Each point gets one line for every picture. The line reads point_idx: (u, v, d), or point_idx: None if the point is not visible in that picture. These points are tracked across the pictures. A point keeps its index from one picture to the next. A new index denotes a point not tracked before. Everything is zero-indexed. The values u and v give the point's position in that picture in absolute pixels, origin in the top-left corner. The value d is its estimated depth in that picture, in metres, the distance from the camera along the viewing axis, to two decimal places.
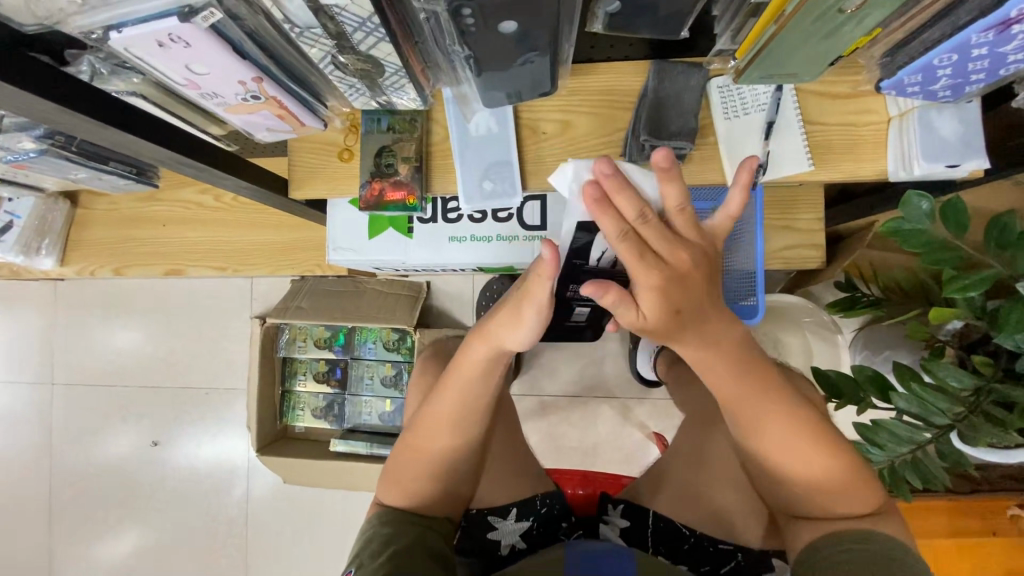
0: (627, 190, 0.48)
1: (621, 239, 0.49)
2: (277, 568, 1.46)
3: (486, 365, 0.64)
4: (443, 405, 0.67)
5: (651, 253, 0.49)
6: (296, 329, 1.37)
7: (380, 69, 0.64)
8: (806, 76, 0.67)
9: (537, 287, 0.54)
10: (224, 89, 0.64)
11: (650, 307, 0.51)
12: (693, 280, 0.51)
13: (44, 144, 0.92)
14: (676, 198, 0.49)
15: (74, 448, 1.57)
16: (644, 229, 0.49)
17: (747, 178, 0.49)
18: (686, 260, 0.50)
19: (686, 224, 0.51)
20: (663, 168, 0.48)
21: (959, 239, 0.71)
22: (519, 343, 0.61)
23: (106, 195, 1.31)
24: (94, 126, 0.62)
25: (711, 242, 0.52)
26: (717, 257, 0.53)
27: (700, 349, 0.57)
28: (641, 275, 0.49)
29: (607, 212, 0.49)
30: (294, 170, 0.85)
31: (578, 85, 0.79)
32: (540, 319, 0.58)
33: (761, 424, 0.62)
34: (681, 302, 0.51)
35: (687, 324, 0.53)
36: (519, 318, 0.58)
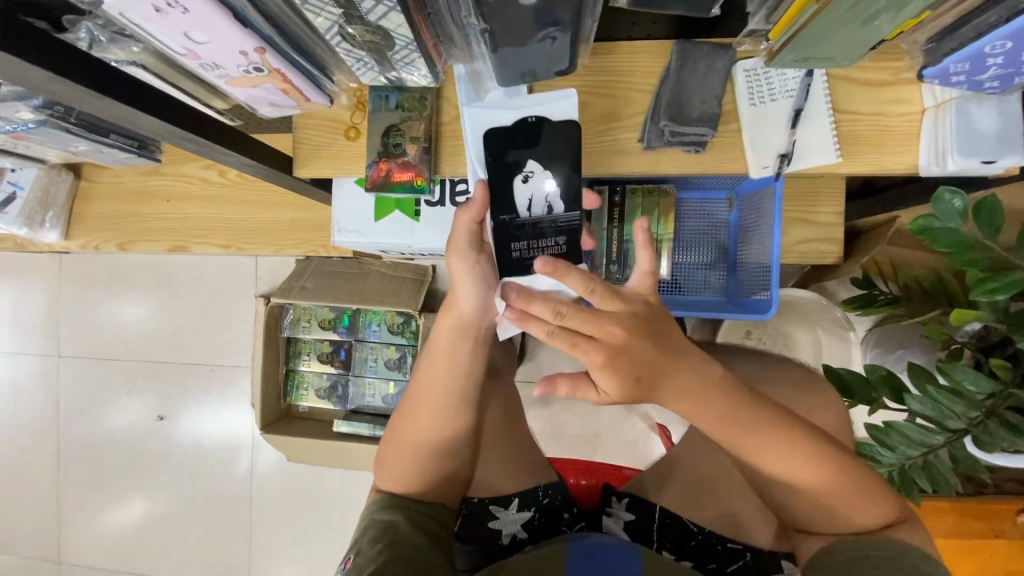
0: (536, 297, 0.53)
1: (552, 339, 0.53)
2: (281, 542, 1.48)
3: (453, 340, 0.65)
4: (428, 393, 0.67)
5: (582, 340, 0.52)
6: (301, 310, 1.36)
7: (389, 41, 0.61)
8: (845, 60, 0.62)
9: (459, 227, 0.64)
10: (225, 60, 0.61)
11: (608, 385, 0.53)
12: (637, 346, 0.52)
13: (43, 114, 0.90)
14: (581, 285, 0.52)
15: (81, 420, 1.59)
16: (567, 323, 0.53)
17: (644, 238, 0.51)
18: (619, 332, 0.51)
19: (605, 297, 0.52)
20: (553, 270, 0.52)
21: (991, 239, 0.68)
22: (467, 303, 0.64)
23: (109, 168, 1.29)
24: (92, 97, 0.59)
25: (637, 303, 0.53)
26: (652, 310, 0.54)
27: (684, 401, 0.56)
28: (586, 362, 0.52)
29: (531, 322, 0.54)
30: (299, 147, 0.82)
31: (597, 64, 0.75)
32: (474, 271, 0.64)
33: (759, 457, 0.60)
34: (637, 369, 0.52)
35: (655, 384, 0.54)
36: (453, 272, 0.65)
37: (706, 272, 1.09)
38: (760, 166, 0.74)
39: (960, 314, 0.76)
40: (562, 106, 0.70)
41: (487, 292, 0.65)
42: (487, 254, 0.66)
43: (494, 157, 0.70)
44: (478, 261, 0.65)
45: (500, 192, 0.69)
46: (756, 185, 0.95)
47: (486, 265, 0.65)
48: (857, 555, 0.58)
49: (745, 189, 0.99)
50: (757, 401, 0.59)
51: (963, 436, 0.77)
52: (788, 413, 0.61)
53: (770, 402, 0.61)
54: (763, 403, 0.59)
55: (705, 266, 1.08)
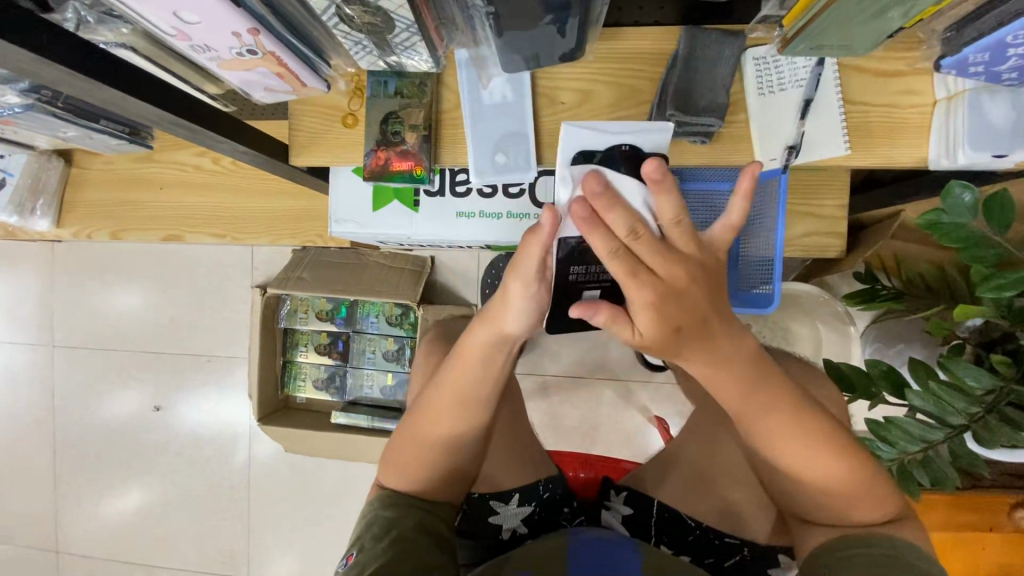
0: (617, 205, 0.46)
1: (613, 256, 0.47)
2: (280, 532, 1.48)
3: (488, 353, 0.63)
4: (450, 395, 0.65)
5: (644, 270, 0.47)
6: (298, 300, 1.35)
7: (390, 24, 0.59)
8: (858, 46, 0.61)
9: (528, 253, 0.53)
10: (217, 42, 0.58)
11: (647, 325, 0.48)
12: (692, 295, 0.48)
13: (30, 98, 0.88)
14: (669, 210, 0.47)
15: (76, 409, 1.58)
16: (635, 246, 0.47)
17: (750, 185, 0.47)
18: (683, 275, 0.47)
19: (684, 236, 0.48)
20: (656, 180, 0.46)
21: (1000, 235, 0.67)
22: (511, 325, 0.60)
23: (100, 154, 1.26)
24: (79, 81, 0.56)
25: (710, 255, 0.50)
26: (718, 267, 0.51)
27: (707, 366, 0.54)
28: (634, 292, 0.47)
29: (597, 231, 0.46)
30: (295, 134, 0.80)
31: (604, 50, 0.73)
32: (531, 295, 0.57)
33: (771, 434, 0.60)
34: (680, 320, 0.49)
35: (687, 343, 0.51)
36: (507, 293, 0.57)
37: None
38: (767, 158, 0.73)
39: (964, 311, 0.75)
40: (656, 138, 0.63)
41: (535, 317, 0.60)
42: (548, 286, 0.58)
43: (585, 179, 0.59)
44: (539, 291, 0.57)
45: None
46: (761, 177, 0.94)
47: (546, 292, 0.58)
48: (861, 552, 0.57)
49: (749, 181, 0.98)
50: (778, 379, 0.58)
51: (963, 432, 0.77)
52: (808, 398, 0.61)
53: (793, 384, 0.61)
54: (784, 384, 0.59)
55: None
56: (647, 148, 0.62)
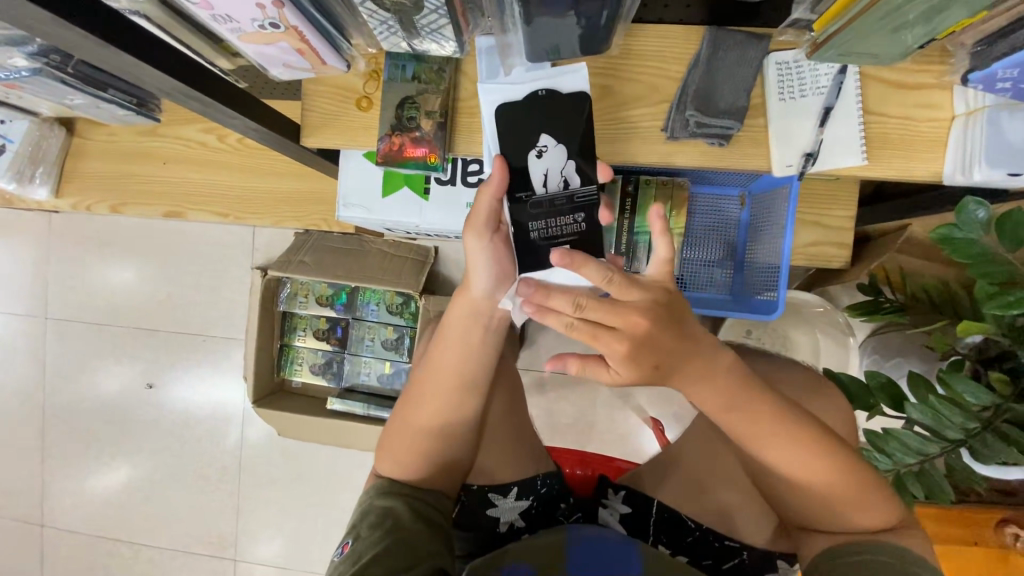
0: (551, 291, 0.53)
1: (571, 330, 0.53)
2: (270, 515, 1.48)
3: (466, 324, 0.66)
4: (434, 373, 0.68)
5: (602, 331, 0.52)
6: (298, 284, 1.34)
7: (418, 5, 0.58)
8: (890, 56, 0.60)
9: (480, 204, 0.63)
10: (240, 13, 0.57)
11: (626, 370, 0.53)
12: (658, 331, 0.52)
13: (37, 62, 0.86)
14: (598, 276, 0.51)
15: (67, 383, 1.56)
16: (586, 315, 0.52)
17: (660, 225, 0.50)
18: (640, 323, 0.51)
19: (623, 288, 0.52)
20: (571, 262, 0.51)
21: (1010, 252, 0.66)
22: (481, 286, 0.64)
23: (104, 125, 1.24)
24: (93, 44, 0.55)
25: (658, 291, 0.52)
26: (673, 299, 0.53)
27: (699, 376, 0.56)
28: (605, 352, 0.52)
29: (548, 316, 0.54)
30: (309, 114, 0.78)
31: (628, 46, 0.72)
32: (488, 249, 0.63)
33: (768, 448, 0.60)
34: (656, 357, 0.53)
35: (674, 365, 0.54)
36: (469, 253, 0.64)
37: (712, 269, 1.08)
38: (784, 164, 0.72)
39: (965, 328, 0.75)
40: (572, 79, 0.67)
41: (501, 274, 0.64)
42: (505, 235, 0.65)
43: (508, 132, 0.67)
44: (494, 240, 0.63)
45: (515, 169, 0.66)
46: (771, 184, 0.94)
47: (503, 244, 0.64)
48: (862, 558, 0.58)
49: (759, 188, 0.98)
50: (765, 392, 0.59)
51: (959, 447, 0.78)
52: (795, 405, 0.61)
53: (782, 393, 0.61)
54: (767, 390, 0.59)
55: (713, 262, 1.07)
56: (565, 91, 0.67)
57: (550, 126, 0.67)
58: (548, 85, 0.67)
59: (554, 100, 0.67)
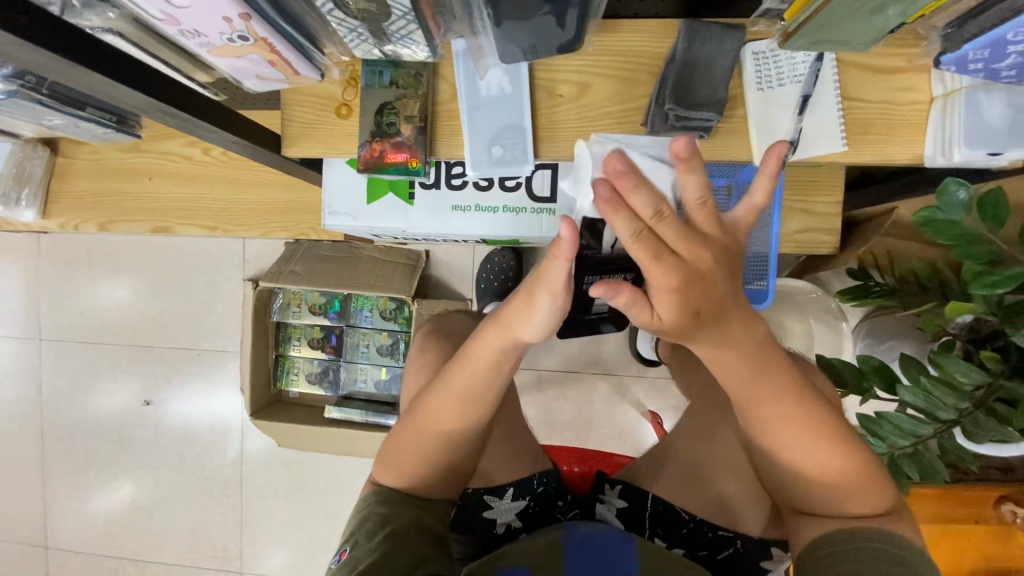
0: (639, 184, 0.45)
1: (636, 239, 0.45)
2: (273, 526, 1.48)
3: (500, 355, 0.62)
4: (454, 393, 0.65)
5: (669, 253, 0.46)
6: (290, 294, 1.34)
7: (386, 11, 0.58)
8: (862, 43, 0.60)
9: (554, 269, 0.51)
10: (207, 27, 0.57)
11: (668, 309, 0.49)
12: (714, 280, 0.49)
13: (13, 85, 0.86)
14: (695, 190, 0.47)
15: (65, 403, 1.55)
16: (660, 227, 0.46)
17: (774, 165, 0.47)
18: (706, 258, 0.47)
19: (707, 218, 0.48)
20: (683, 160, 0.45)
21: (994, 232, 0.67)
22: (533, 335, 0.59)
23: (86, 143, 1.23)
24: (62, 66, 0.55)
25: (731, 235, 0.50)
26: (738, 248, 0.51)
27: (716, 347, 0.56)
28: (657, 280, 0.47)
29: (621, 211, 0.45)
30: (288, 125, 0.78)
31: (605, 43, 0.72)
32: (556, 308, 0.55)
33: (776, 424, 0.61)
34: (699, 304, 0.49)
35: (706, 322, 0.52)
36: (533, 307, 0.55)
37: None
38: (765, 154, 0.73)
39: (954, 308, 0.75)
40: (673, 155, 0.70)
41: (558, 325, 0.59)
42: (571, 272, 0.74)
43: None
44: (566, 302, 0.55)
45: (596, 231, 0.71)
46: None
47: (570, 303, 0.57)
48: (854, 547, 0.58)
49: None
50: (783, 365, 0.60)
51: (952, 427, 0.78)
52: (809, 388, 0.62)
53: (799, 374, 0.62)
54: (783, 367, 0.60)
55: None
56: None
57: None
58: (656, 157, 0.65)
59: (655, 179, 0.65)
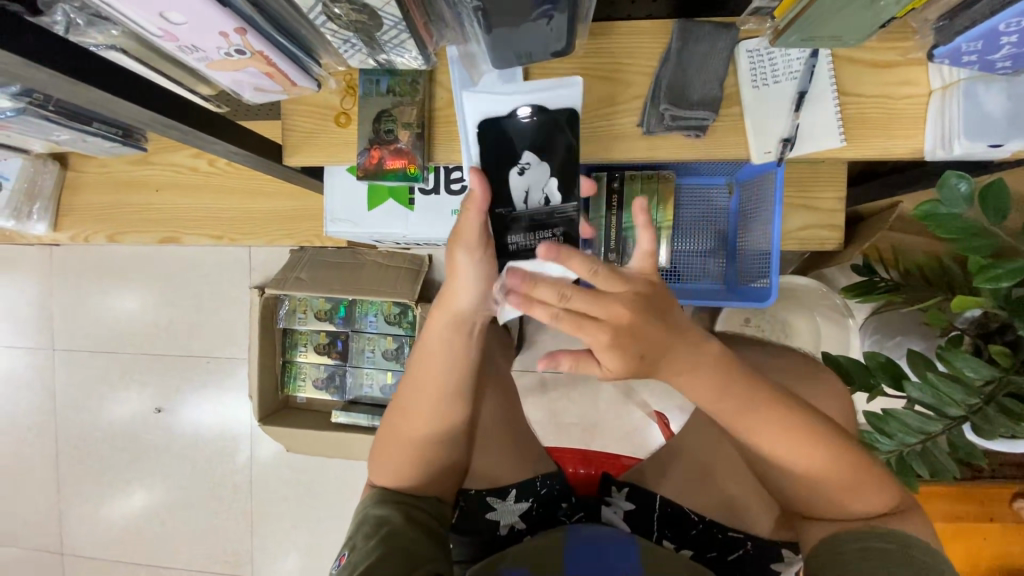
0: (537, 281, 0.50)
1: (557, 321, 0.50)
2: (284, 531, 1.49)
3: (448, 336, 0.64)
4: (421, 385, 0.65)
5: (587, 321, 0.49)
6: (296, 300, 1.35)
7: (377, 21, 0.59)
8: (853, 38, 0.60)
9: (468, 221, 0.60)
10: (204, 42, 0.58)
11: (613, 361, 0.50)
12: (641, 324, 0.49)
13: (21, 102, 0.89)
14: (585, 268, 0.49)
15: (79, 412, 1.58)
16: (572, 305, 0.49)
17: (645, 219, 0.48)
18: (624, 312, 0.48)
19: (607, 280, 0.49)
20: (556, 253, 0.48)
21: (995, 225, 0.66)
22: (466, 300, 0.62)
23: (95, 158, 1.26)
24: (65, 83, 0.56)
25: (641, 281, 0.50)
26: (657, 290, 0.51)
27: (685, 373, 0.55)
28: (591, 343, 0.50)
29: (533, 306, 0.50)
30: (288, 134, 0.79)
31: (598, 45, 0.72)
32: (478, 264, 0.62)
33: (752, 435, 0.60)
34: (641, 346, 0.50)
35: (658, 358, 0.52)
36: (457, 268, 0.61)
37: (706, 259, 1.06)
38: (762, 152, 0.73)
39: (962, 303, 0.74)
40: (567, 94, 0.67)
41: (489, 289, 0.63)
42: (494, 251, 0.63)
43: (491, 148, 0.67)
44: (485, 257, 0.62)
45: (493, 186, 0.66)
46: (758, 170, 0.93)
47: (494, 261, 0.63)
48: (854, 547, 0.58)
49: (745, 175, 0.97)
50: (756, 377, 0.59)
51: (961, 423, 0.77)
52: (787, 393, 0.60)
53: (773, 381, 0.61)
54: (756, 376, 0.59)
55: (705, 254, 1.05)
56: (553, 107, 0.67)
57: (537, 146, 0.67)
58: (540, 97, 0.67)
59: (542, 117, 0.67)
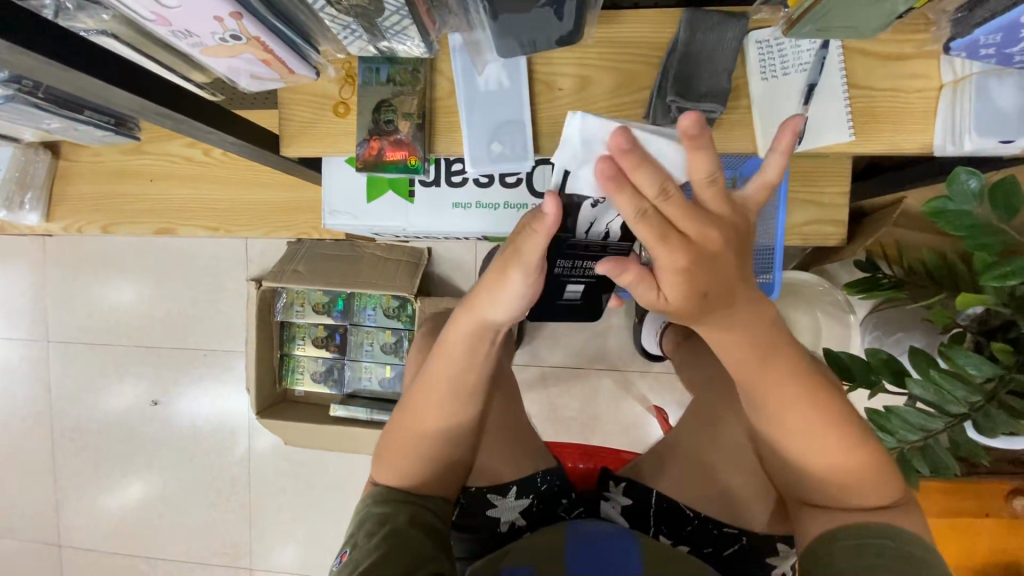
0: (644, 164, 0.45)
1: (640, 219, 0.46)
2: (282, 524, 1.49)
3: (471, 341, 0.63)
4: (436, 384, 0.65)
5: (674, 233, 0.46)
6: (294, 293, 1.34)
7: (378, 7, 0.57)
8: (866, 29, 0.59)
9: (532, 245, 0.52)
10: (199, 27, 0.56)
11: (673, 289, 0.48)
12: (722, 260, 0.48)
13: (9, 89, 0.87)
14: (703, 171, 0.47)
15: (75, 404, 1.57)
16: (666, 207, 0.46)
17: (790, 138, 0.47)
18: (716, 238, 0.47)
19: (716, 198, 0.48)
20: (692, 137, 0.44)
21: (1005, 222, 0.65)
22: (500, 313, 0.60)
23: (87, 146, 1.23)
24: (53, 69, 0.54)
25: (742, 216, 0.50)
26: (749, 229, 0.51)
27: (723, 330, 0.56)
28: (663, 258, 0.47)
29: (624, 191, 0.46)
30: (285, 124, 0.77)
31: (604, 35, 0.71)
32: (528, 285, 0.57)
33: (774, 403, 0.60)
34: (708, 285, 0.49)
35: (717, 304, 0.51)
36: (506, 283, 0.57)
37: None
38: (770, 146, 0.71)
39: (966, 300, 0.73)
40: None
41: (525, 307, 0.61)
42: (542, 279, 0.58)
43: None
44: (536, 280, 0.57)
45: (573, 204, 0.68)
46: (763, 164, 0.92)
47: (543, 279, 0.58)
48: (846, 545, 0.57)
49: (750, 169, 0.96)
50: (791, 348, 0.59)
51: (962, 421, 0.76)
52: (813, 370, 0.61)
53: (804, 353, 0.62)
54: (790, 345, 0.59)
55: None
56: None
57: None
58: None
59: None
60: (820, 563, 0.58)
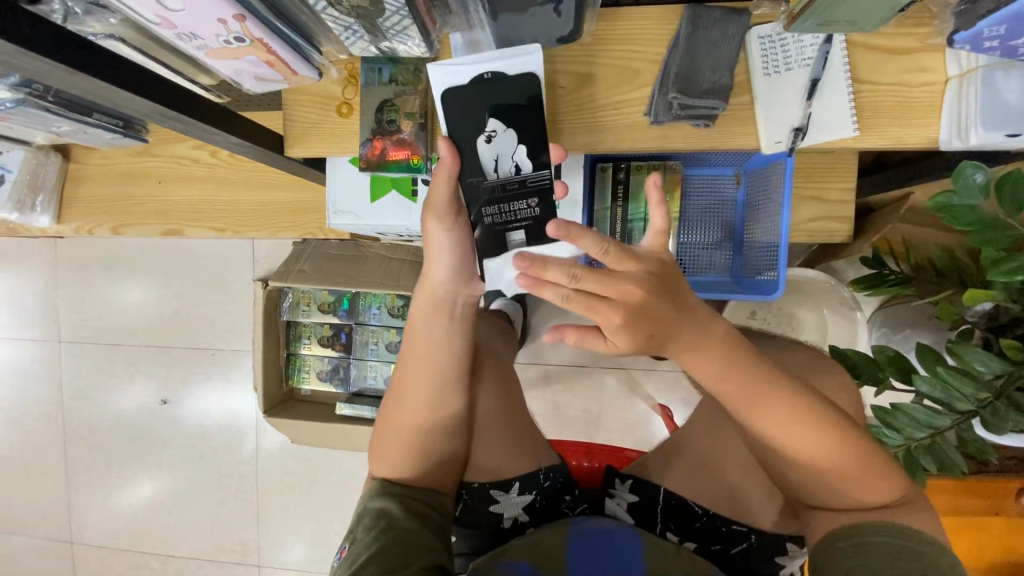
0: (548, 262, 0.50)
1: (568, 301, 0.51)
2: (289, 521, 1.50)
3: (429, 317, 0.65)
4: (407, 369, 0.66)
5: (599, 301, 0.50)
6: (300, 293, 1.35)
7: (379, 7, 0.58)
8: (867, 22, 0.58)
9: (438, 188, 0.64)
10: (203, 29, 0.57)
11: (621, 340, 0.52)
12: (654, 304, 0.51)
13: (20, 93, 0.89)
14: (595, 247, 0.51)
15: (86, 403, 1.59)
16: (583, 284, 0.51)
17: (657, 196, 0.49)
18: (639, 293, 0.50)
19: (620, 258, 0.51)
20: (566, 234, 0.50)
21: (1013, 216, 0.64)
22: (438, 271, 0.64)
23: (97, 149, 1.25)
24: (62, 72, 0.55)
25: (653, 259, 0.52)
26: (669, 269, 0.53)
27: (688, 355, 0.57)
28: (602, 322, 0.51)
29: (544, 288, 0.52)
30: (290, 125, 0.78)
31: (603, 33, 0.71)
32: (449, 235, 0.64)
33: (758, 417, 0.60)
34: (651, 326, 0.52)
35: (667, 338, 0.54)
36: (431, 239, 0.64)
37: (711, 252, 1.05)
38: (772, 141, 0.71)
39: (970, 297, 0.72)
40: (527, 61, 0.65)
41: (464, 261, 0.65)
42: (465, 217, 0.66)
43: (455, 119, 0.66)
44: (457, 225, 0.65)
45: (465, 154, 0.67)
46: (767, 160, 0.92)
47: (466, 230, 0.66)
48: (849, 544, 0.58)
49: (755, 165, 0.96)
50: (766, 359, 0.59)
51: (971, 418, 0.75)
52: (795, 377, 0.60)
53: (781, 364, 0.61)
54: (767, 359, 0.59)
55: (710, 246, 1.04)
56: (512, 74, 0.65)
57: (501, 110, 0.66)
58: (495, 68, 0.65)
59: (497, 86, 0.65)
60: (828, 561, 0.58)
